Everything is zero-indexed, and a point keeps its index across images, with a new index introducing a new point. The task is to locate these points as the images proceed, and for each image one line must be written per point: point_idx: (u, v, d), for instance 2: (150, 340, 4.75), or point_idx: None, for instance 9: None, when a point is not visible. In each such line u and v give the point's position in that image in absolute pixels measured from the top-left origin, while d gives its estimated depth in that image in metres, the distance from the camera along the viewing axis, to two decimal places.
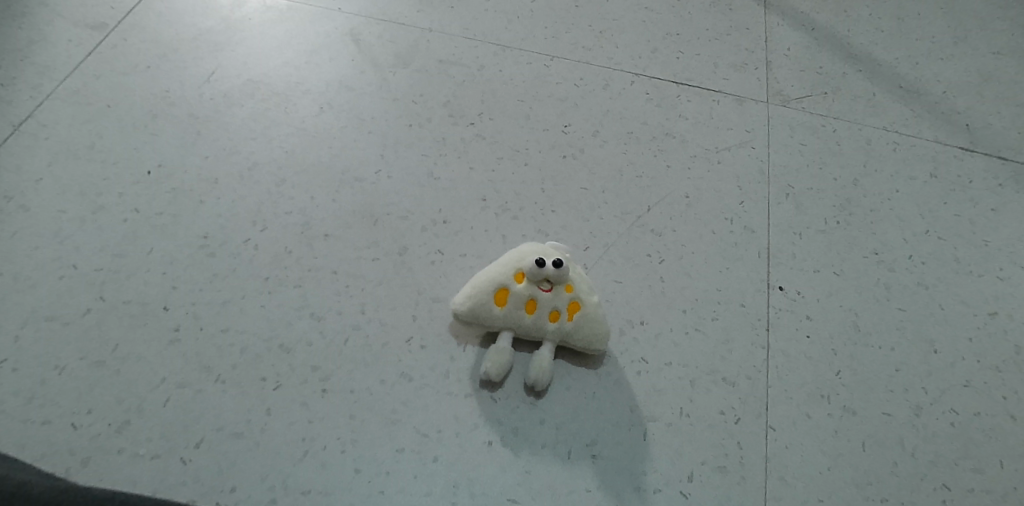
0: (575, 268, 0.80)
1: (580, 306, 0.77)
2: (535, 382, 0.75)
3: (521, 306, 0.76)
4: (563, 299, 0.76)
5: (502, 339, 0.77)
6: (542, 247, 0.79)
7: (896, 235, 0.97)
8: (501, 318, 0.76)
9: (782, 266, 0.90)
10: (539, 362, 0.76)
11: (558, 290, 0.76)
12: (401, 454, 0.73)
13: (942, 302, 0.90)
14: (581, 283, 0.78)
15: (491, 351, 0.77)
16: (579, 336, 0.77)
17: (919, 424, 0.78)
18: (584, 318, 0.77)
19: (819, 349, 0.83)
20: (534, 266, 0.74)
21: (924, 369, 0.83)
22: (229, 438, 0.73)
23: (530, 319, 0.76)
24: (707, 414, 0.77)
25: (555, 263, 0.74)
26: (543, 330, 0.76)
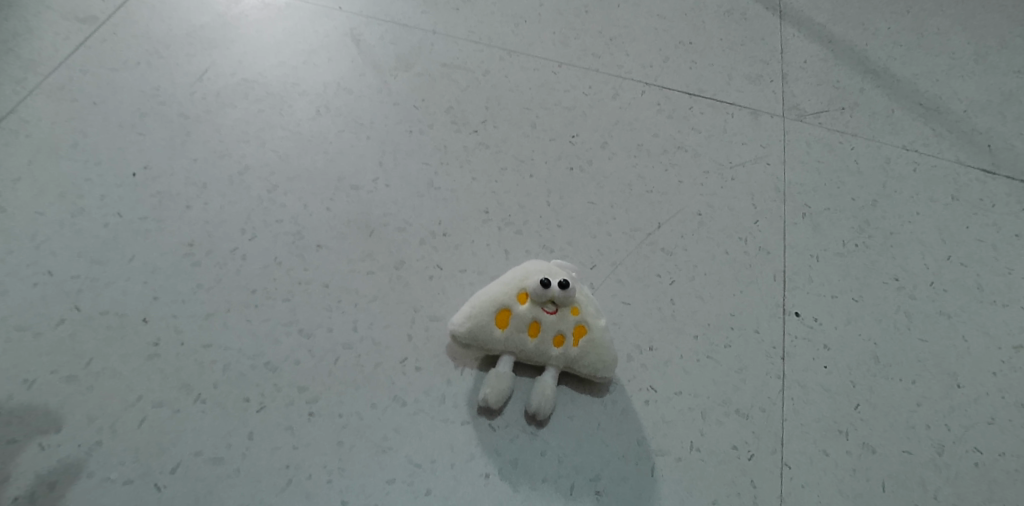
0: (581, 288, 0.75)
1: (586, 329, 0.72)
2: (537, 410, 0.71)
3: (523, 328, 0.71)
4: (568, 323, 0.72)
5: (503, 363, 0.73)
6: (547, 265, 0.74)
7: (916, 260, 0.92)
8: (503, 342, 0.72)
9: (798, 291, 0.85)
10: (542, 388, 0.71)
11: (563, 312, 0.71)
12: (391, 485, 0.68)
13: (965, 332, 0.85)
14: (587, 304, 0.73)
15: (491, 376, 0.72)
16: (585, 363, 0.72)
17: (943, 464, 0.74)
18: (590, 343, 0.72)
19: (837, 380, 0.78)
20: (539, 287, 0.70)
21: (947, 404, 0.78)
22: (209, 464, 0.68)
23: (533, 343, 0.72)
24: (718, 449, 0.72)
25: (561, 284, 0.70)
26: (546, 355, 0.72)
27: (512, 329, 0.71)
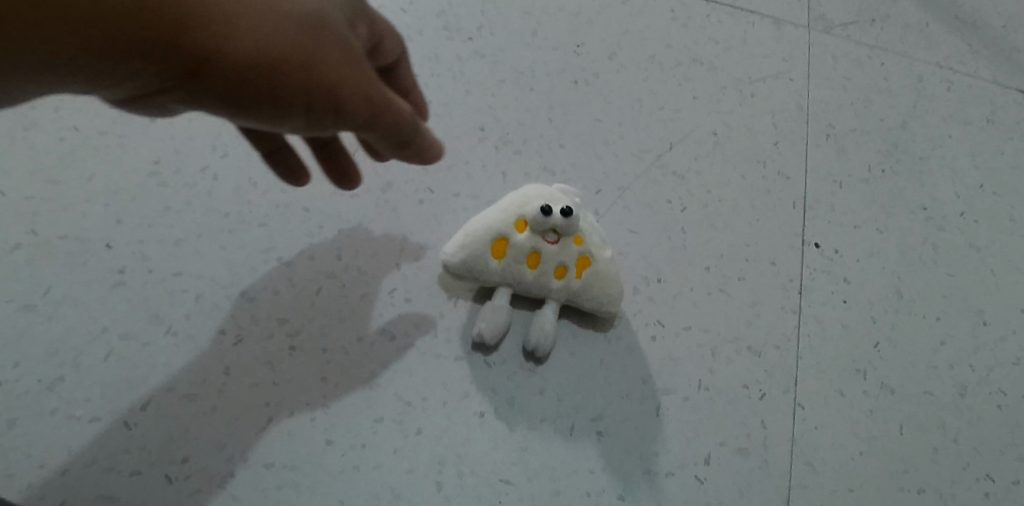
0: (586, 215, 0.68)
1: (590, 261, 0.67)
2: (536, 346, 0.66)
3: (522, 260, 0.66)
4: (570, 254, 0.66)
5: (499, 295, 0.67)
6: (549, 190, 0.67)
7: (946, 188, 0.85)
8: (499, 274, 0.66)
9: (819, 220, 0.79)
10: (541, 323, 0.66)
11: (565, 243, 0.65)
12: (379, 425, 0.63)
13: (993, 267, 0.80)
14: (591, 233, 0.67)
15: (486, 309, 0.67)
16: (588, 297, 0.66)
17: (964, 406, 0.70)
18: (595, 276, 0.66)
19: (857, 317, 0.73)
20: (540, 215, 0.64)
21: (972, 343, 0.74)
22: (183, 401, 0.63)
23: (532, 276, 0.66)
24: (728, 388, 0.68)
25: (563, 212, 0.64)
26: (547, 289, 0.66)
27: (510, 260, 0.66)
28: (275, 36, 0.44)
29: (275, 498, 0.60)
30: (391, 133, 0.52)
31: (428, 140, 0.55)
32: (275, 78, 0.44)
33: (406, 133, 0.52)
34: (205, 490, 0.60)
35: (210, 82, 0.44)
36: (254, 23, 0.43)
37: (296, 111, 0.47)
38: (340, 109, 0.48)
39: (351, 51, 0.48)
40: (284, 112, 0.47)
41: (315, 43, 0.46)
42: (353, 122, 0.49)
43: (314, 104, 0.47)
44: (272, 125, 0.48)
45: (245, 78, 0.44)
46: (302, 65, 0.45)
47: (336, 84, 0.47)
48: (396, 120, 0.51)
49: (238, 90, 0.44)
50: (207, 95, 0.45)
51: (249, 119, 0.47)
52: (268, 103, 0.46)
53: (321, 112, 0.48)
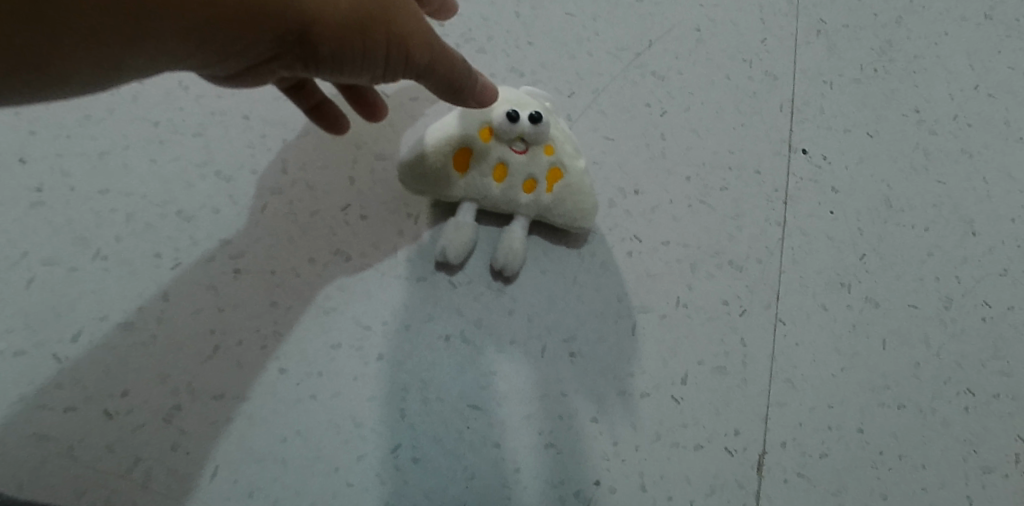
0: (556, 123, 0.63)
1: (562, 172, 0.61)
2: (505, 264, 0.61)
3: (487, 172, 0.60)
4: (540, 164, 0.60)
5: (464, 211, 0.61)
6: (515, 93, 0.61)
7: (941, 89, 0.79)
8: (463, 188, 0.60)
9: (807, 125, 0.73)
10: (510, 241, 0.61)
11: (534, 152, 0.60)
12: (337, 351, 0.59)
13: (986, 174, 0.76)
14: (562, 142, 0.62)
15: (450, 226, 0.61)
16: (560, 212, 0.61)
17: (948, 319, 0.68)
18: (567, 188, 0.61)
19: (843, 228, 0.69)
20: (506, 121, 0.58)
21: (959, 254, 0.71)
22: (119, 330, 0.57)
23: (499, 189, 0.60)
24: (708, 305, 0.64)
25: (531, 117, 0.58)
26: (516, 203, 0.60)
27: (475, 172, 0.60)
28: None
29: (226, 431, 0.56)
30: (455, 89, 0.51)
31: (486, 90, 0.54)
32: (367, 33, 0.43)
33: (471, 87, 0.52)
34: (150, 425, 0.55)
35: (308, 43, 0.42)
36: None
37: (377, 65, 0.46)
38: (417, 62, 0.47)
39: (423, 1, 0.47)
40: (367, 66, 0.46)
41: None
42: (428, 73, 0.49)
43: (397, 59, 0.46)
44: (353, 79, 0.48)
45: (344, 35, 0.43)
46: (388, 20, 0.44)
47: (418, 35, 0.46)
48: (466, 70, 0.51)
49: (334, 49, 0.43)
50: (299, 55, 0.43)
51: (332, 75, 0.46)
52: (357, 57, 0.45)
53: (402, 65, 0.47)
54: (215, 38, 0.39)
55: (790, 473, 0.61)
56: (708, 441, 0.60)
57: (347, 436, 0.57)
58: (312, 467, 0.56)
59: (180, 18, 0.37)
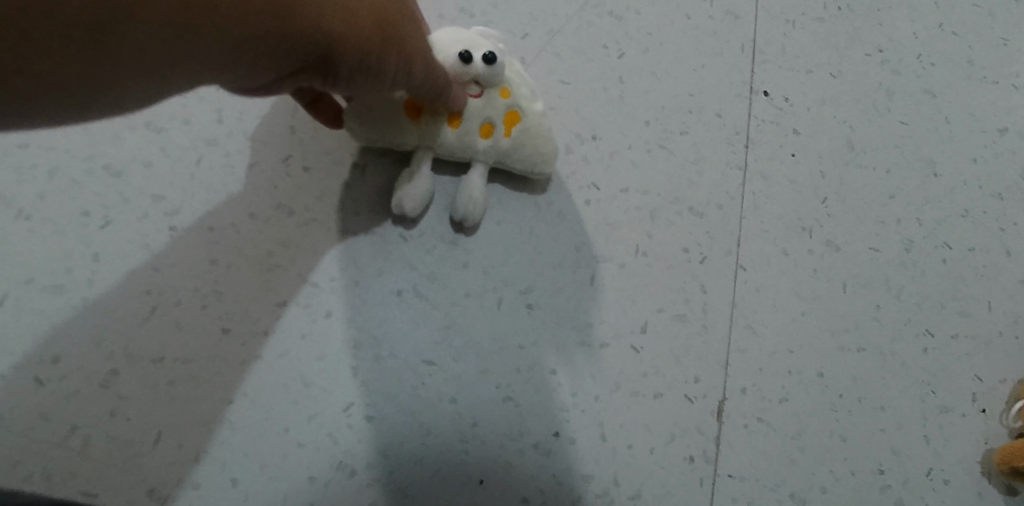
0: (510, 61, 0.59)
1: (519, 115, 0.58)
2: (463, 218, 0.59)
3: (440, 119, 0.56)
4: (497, 107, 0.57)
5: (420, 161, 0.58)
6: (463, 30, 0.57)
7: (906, 29, 0.77)
8: (416, 136, 0.57)
9: (769, 66, 0.71)
10: (469, 193, 0.58)
11: (489, 94, 0.57)
12: (283, 309, 0.56)
13: (948, 114, 0.75)
14: (518, 82, 0.58)
15: (405, 176, 0.58)
16: (521, 157, 0.58)
17: (909, 261, 0.67)
18: (525, 133, 0.58)
19: (804, 171, 0.68)
20: (457, 63, 0.54)
21: (920, 196, 0.70)
22: (47, 294, 0.54)
23: (455, 136, 0.57)
24: (667, 253, 0.63)
25: (484, 57, 0.55)
26: (472, 149, 0.57)
27: (428, 119, 0.56)
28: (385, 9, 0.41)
29: (168, 395, 0.54)
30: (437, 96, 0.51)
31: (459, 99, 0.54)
32: (386, 54, 0.42)
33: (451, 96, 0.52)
34: (86, 391, 0.53)
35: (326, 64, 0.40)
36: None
37: (385, 82, 0.45)
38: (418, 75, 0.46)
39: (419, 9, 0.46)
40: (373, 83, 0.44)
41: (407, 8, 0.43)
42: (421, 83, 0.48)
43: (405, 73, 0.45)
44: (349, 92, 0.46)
45: (368, 56, 0.41)
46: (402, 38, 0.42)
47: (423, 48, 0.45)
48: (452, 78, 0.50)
49: (353, 70, 0.41)
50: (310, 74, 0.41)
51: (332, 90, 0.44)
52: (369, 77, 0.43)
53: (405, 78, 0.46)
54: (245, 61, 0.35)
55: (750, 418, 0.60)
56: (667, 389, 0.60)
57: (297, 395, 0.55)
58: (261, 429, 0.54)
59: (218, 39, 0.33)
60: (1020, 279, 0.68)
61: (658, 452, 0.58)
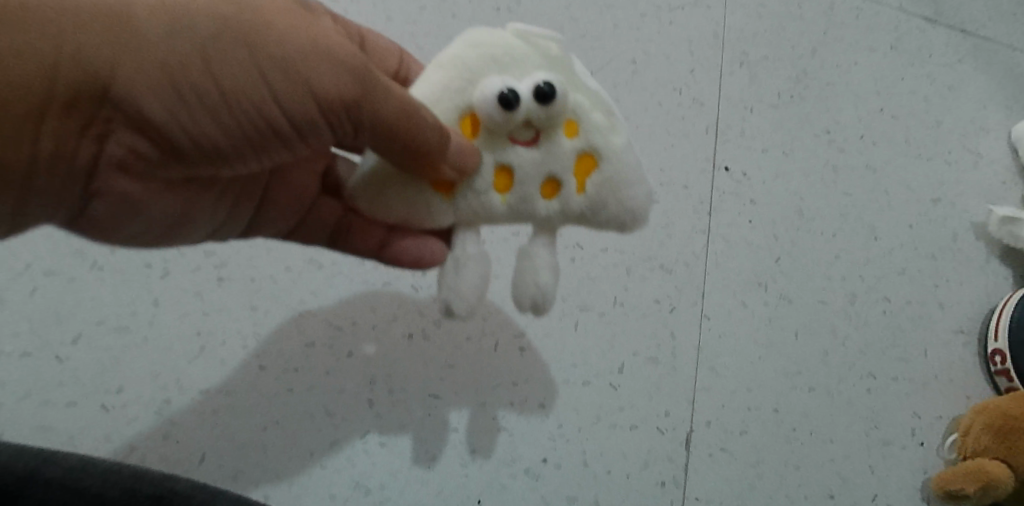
0: (568, 74, 0.45)
1: (590, 159, 0.45)
2: (533, 308, 0.47)
3: (485, 183, 0.44)
4: (563, 157, 0.44)
5: (463, 240, 0.47)
6: (499, 45, 0.44)
7: (850, 113, 0.89)
8: (450, 211, 0.45)
9: (729, 145, 0.83)
10: (533, 276, 0.46)
11: (548, 142, 0.44)
12: (311, 349, 0.66)
13: (887, 186, 0.86)
14: (585, 109, 0.45)
15: (450, 265, 0.48)
16: (601, 218, 0.45)
17: (852, 312, 0.77)
18: (601, 183, 0.45)
19: (760, 234, 0.79)
20: (501, 108, 0.41)
21: (862, 257, 0.81)
22: (114, 333, 0.63)
23: (506, 204, 0.45)
24: (641, 303, 0.73)
25: (536, 92, 0.41)
26: (533, 215, 0.45)
27: (462, 187, 0.45)
28: (171, 21, 0.37)
29: (211, 422, 0.62)
30: (375, 125, 0.41)
31: (454, 149, 0.41)
32: (206, 74, 0.38)
33: (420, 141, 0.40)
34: (143, 417, 0.61)
35: (127, 110, 0.39)
36: (135, 23, 0.37)
37: (237, 113, 0.40)
38: (285, 99, 0.40)
39: (284, 18, 0.40)
40: (222, 122, 0.40)
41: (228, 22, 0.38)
42: (319, 107, 0.41)
43: (255, 102, 0.40)
44: (233, 153, 0.43)
45: (179, 85, 0.38)
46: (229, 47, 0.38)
47: (262, 64, 0.39)
48: (375, 90, 0.41)
49: (179, 103, 0.39)
50: (136, 128, 0.40)
51: (200, 153, 0.42)
52: (197, 114, 0.39)
53: (263, 106, 0.40)
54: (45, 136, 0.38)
55: (714, 448, 0.69)
56: (642, 422, 0.69)
57: (321, 423, 0.64)
58: (290, 452, 0.63)
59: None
60: (952, 329, 0.80)
61: (634, 477, 0.67)
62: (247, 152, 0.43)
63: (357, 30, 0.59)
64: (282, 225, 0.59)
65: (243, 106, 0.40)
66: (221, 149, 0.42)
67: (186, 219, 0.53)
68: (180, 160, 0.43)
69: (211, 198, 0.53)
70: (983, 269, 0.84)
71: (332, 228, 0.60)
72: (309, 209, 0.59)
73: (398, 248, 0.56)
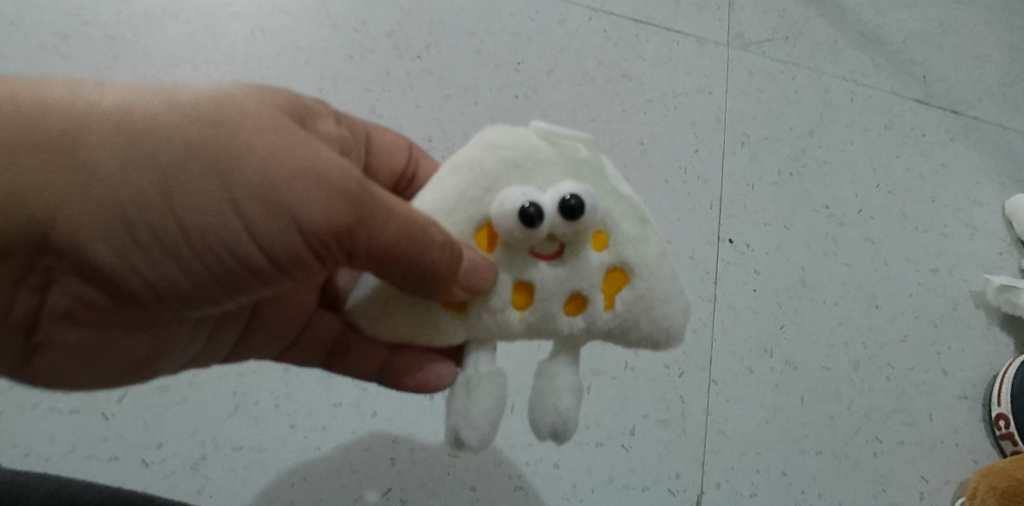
0: (599, 180, 0.41)
1: (617, 274, 0.42)
2: (552, 436, 0.41)
3: (502, 300, 0.41)
4: (589, 271, 0.41)
5: (476, 361, 0.43)
6: (521, 149, 0.40)
7: (848, 189, 0.95)
8: (464, 329, 0.42)
9: (732, 219, 0.88)
10: (553, 401, 0.41)
11: (573, 256, 0.40)
12: (338, 409, 0.70)
13: (886, 257, 0.90)
14: (614, 218, 0.41)
15: (460, 389, 0.42)
16: (631, 336, 0.42)
17: (857, 378, 0.80)
18: (627, 299, 0.42)
19: (764, 303, 0.83)
20: (524, 224, 0.37)
21: (865, 324, 0.84)
22: (155, 393, 0.67)
23: (525, 322, 0.42)
24: (651, 368, 0.76)
25: (562, 205, 0.37)
26: (555, 332, 0.42)
27: (477, 305, 0.41)
28: (149, 155, 0.37)
29: (243, 477, 0.66)
30: (372, 248, 0.40)
31: (464, 269, 0.39)
32: (179, 209, 0.37)
33: (429, 261, 0.38)
34: (179, 472, 0.65)
35: (83, 258, 0.38)
36: (92, 160, 0.36)
37: (212, 245, 0.39)
38: (259, 229, 0.39)
39: (262, 138, 0.38)
40: (188, 261, 0.39)
41: (197, 149, 0.37)
42: (299, 233, 0.39)
43: (224, 235, 0.39)
44: (201, 294, 0.42)
45: (152, 219, 0.37)
46: (206, 180, 0.37)
47: (236, 193, 0.37)
48: (372, 216, 0.39)
49: (151, 236, 0.38)
50: (89, 279, 0.40)
51: (163, 295, 0.41)
52: (162, 254, 0.39)
53: (234, 238, 0.39)
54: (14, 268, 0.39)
55: None
56: (653, 483, 0.71)
57: (345, 480, 0.67)
58: None
59: None
60: (957, 395, 0.83)
61: None
62: (216, 291, 0.42)
63: (363, 130, 0.57)
64: (276, 342, 0.57)
65: (212, 239, 0.39)
66: (188, 291, 0.41)
67: (154, 359, 0.52)
68: (143, 303, 0.42)
69: (186, 333, 0.52)
70: (985, 336, 0.87)
71: (330, 345, 0.57)
72: (305, 325, 0.56)
73: (403, 369, 0.54)
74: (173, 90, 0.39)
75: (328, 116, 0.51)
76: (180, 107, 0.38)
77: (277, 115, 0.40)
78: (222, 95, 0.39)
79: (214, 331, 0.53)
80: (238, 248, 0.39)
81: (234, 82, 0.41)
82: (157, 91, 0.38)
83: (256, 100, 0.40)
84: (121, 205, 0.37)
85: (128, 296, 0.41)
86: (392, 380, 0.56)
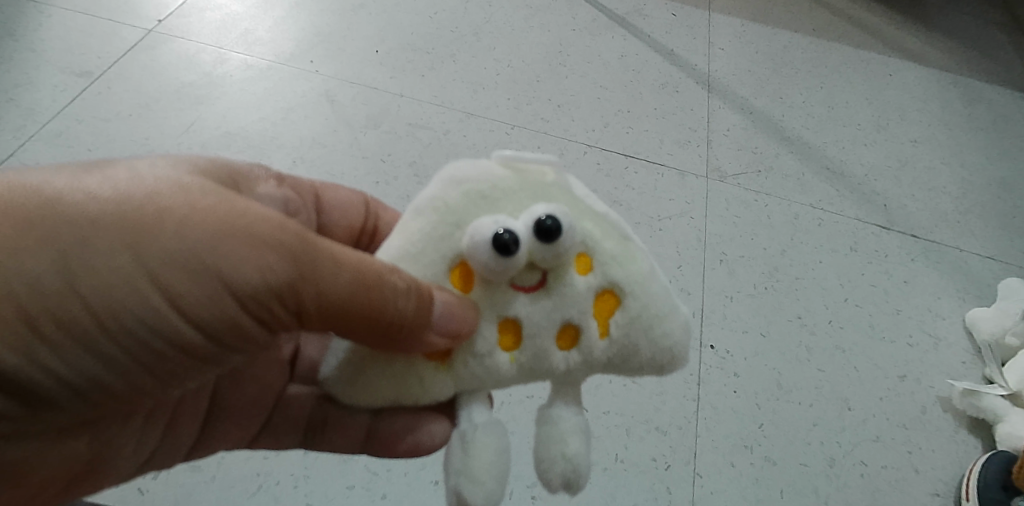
0: (571, 201, 0.45)
1: (606, 294, 0.45)
2: (559, 492, 0.44)
3: (491, 342, 0.44)
4: (575, 299, 0.43)
5: (470, 415, 0.45)
6: (485, 181, 0.44)
7: (818, 301, 1.04)
8: (450, 382, 0.45)
9: (713, 326, 0.98)
10: (560, 448, 0.44)
11: (555, 286, 0.43)
12: (351, 490, 0.76)
13: (856, 364, 0.99)
14: (594, 241, 0.44)
15: (457, 446, 0.44)
16: (633, 363, 0.45)
17: (832, 474, 0.88)
18: (620, 326, 0.44)
19: (743, 403, 0.91)
20: (501, 255, 0.40)
21: (838, 424, 0.92)
22: (187, 471, 0.75)
23: (516, 363, 0.44)
24: (640, 460, 0.85)
25: (538, 230, 0.40)
26: (550, 366, 0.45)
27: (463, 352, 0.44)
28: (56, 251, 0.39)
29: None
30: (320, 303, 0.44)
31: (438, 313, 0.42)
32: (95, 296, 0.40)
33: (394, 310, 0.42)
34: None
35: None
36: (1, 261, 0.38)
37: (137, 324, 0.41)
38: (188, 302, 0.42)
39: (181, 210, 0.41)
40: (112, 351, 0.42)
41: (116, 229, 0.40)
42: (231, 297, 0.43)
43: (153, 315, 0.42)
44: (136, 379, 0.45)
45: (67, 312, 0.39)
46: (119, 264, 0.40)
47: (154, 267, 0.40)
48: (315, 266, 0.44)
49: (68, 330, 0.40)
50: (10, 391, 0.41)
51: (98, 385, 0.44)
52: (84, 346, 0.41)
53: (164, 315, 0.42)
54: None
55: None
56: None
57: None
58: None
59: None
60: (929, 492, 0.88)
61: None
62: (153, 373, 0.45)
63: (311, 188, 0.65)
64: (250, 422, 0.61)
65: (141, 320, 0.41)
66: (118, 378, 0.44)
67: (101, 462, 0.54)
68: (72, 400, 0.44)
69: (136, 429, 0.55)
70: (954, 438, 0.94)
71: (305, 422, 0.61)
72: (275, 404, 0.61)
73: (390, 436, 0.55)
74: (83, 175, 0.42)
75: (268, 180, 0.59)
76: (93, 191, 0.41)
77: (194, 182, 0.44)
78: (136, 176, 0.42)
79: (169, 421, 0.57)
80: (165, 321, 0.42)
81: (149, 164, 0.44)
82: (63, 178, 0.41)
83: (166, 175, 0.44)
84: (43, 300, 0.39)
85: (53, 397, 0.43)
86: (380, 447, 0.58)
